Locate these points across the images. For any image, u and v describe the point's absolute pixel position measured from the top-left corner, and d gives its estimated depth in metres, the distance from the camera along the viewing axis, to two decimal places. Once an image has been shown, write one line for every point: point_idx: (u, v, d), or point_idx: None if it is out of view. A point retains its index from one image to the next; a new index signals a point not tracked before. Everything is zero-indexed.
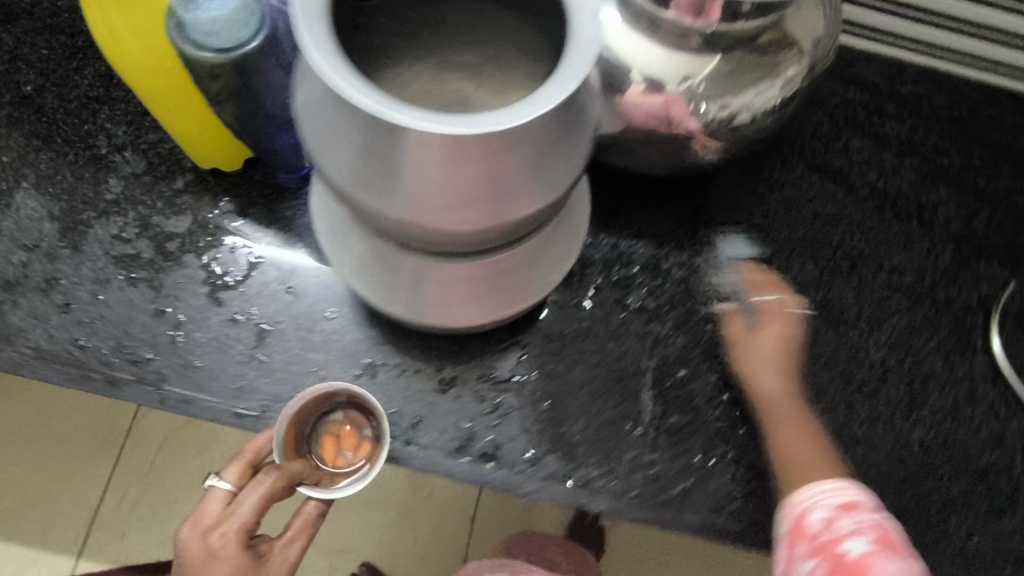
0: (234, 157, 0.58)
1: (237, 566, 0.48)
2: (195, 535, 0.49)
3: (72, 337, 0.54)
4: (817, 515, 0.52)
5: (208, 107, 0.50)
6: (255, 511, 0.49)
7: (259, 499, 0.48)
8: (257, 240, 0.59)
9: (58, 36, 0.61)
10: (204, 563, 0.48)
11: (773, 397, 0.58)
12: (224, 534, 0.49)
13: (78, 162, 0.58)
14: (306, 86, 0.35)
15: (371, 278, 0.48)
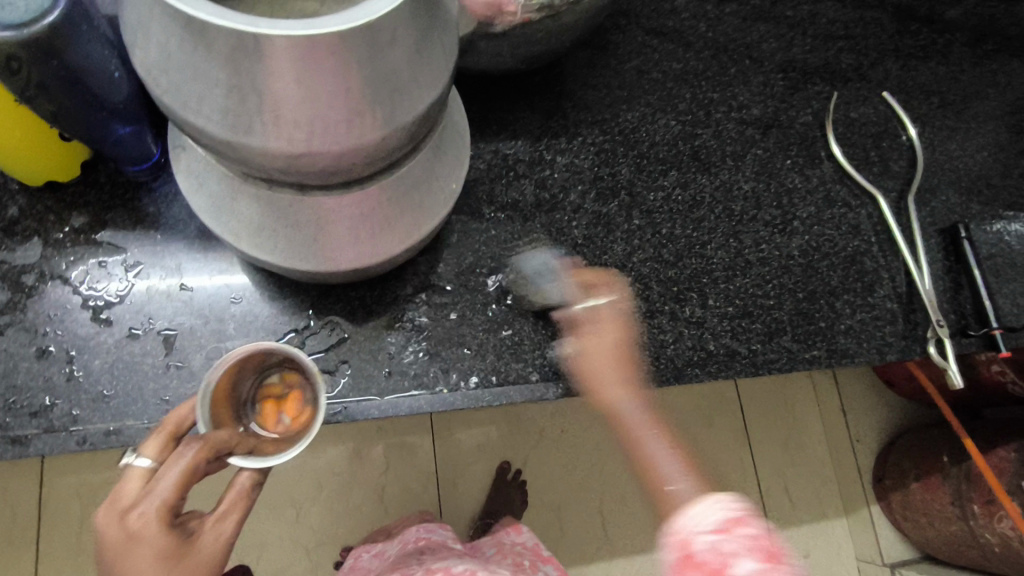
0: (70, 163, 0.52)
1: (162, 549, 0.39)
2: (110, 518, 0.39)
3: None
4: (708, 538, 0.42)
5: (22, 107, 0.45)
6: (182, 484, 0.40)
7: (184, 470, 0.40)
8: (127, 247, 0.54)
9: None
10: (123, 550, 0.39)
11: (622, 418, 0.52)
12: (144, 514, 0.39)
13: None
14: (143, 35, 0.32)
15: (274, 240, 0.45)
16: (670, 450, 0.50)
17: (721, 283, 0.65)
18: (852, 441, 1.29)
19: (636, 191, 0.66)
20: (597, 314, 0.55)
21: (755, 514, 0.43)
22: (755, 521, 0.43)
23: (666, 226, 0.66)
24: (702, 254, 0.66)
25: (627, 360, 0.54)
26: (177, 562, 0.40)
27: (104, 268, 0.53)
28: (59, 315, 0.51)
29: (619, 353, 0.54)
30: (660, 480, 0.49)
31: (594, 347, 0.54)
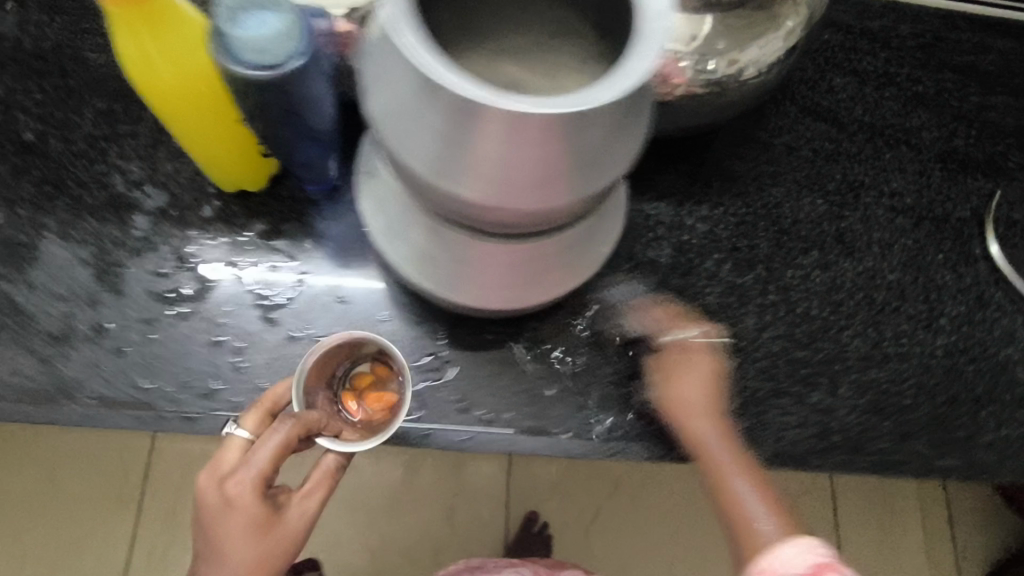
0: (259, 174, 0.58)
1: (253, 515, 0.48)
2: (212, 482, 0.48)
3: (132, 380, 0.54)
4: (777, 563, 0.47)
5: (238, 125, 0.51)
6: (271, 461, 0.48)
7: (276, 446, 0.48)
8: (297, 255, 0.59)
9: (48, 79, 0.61)
10: (219, 512, 0.48)
11: (710, 461, 0.55)
12: (240, 482, 0.48)
13: (97, 205, 0.58)
14: (382, 86, 0.36)
15: (434, 270, 0.49)
16: (756, 484, 0.54)
17: (853, 373, 0.63)
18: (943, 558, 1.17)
19: (774, 267, 0.65)
20: (687, 347, 0.58)
21: (840, 564, 0.47)
22: None
23: (802, 305, 0.64)
24: (836, 339, 0.64)
25: (714, 390, 0.57)
26: (263, 524, 0.49)
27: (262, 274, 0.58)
28: (225, 311, 0.57)
29: (706, 393, 0.57)
30: (742, 507, 0.53)
31: (682, 365, 0.57)
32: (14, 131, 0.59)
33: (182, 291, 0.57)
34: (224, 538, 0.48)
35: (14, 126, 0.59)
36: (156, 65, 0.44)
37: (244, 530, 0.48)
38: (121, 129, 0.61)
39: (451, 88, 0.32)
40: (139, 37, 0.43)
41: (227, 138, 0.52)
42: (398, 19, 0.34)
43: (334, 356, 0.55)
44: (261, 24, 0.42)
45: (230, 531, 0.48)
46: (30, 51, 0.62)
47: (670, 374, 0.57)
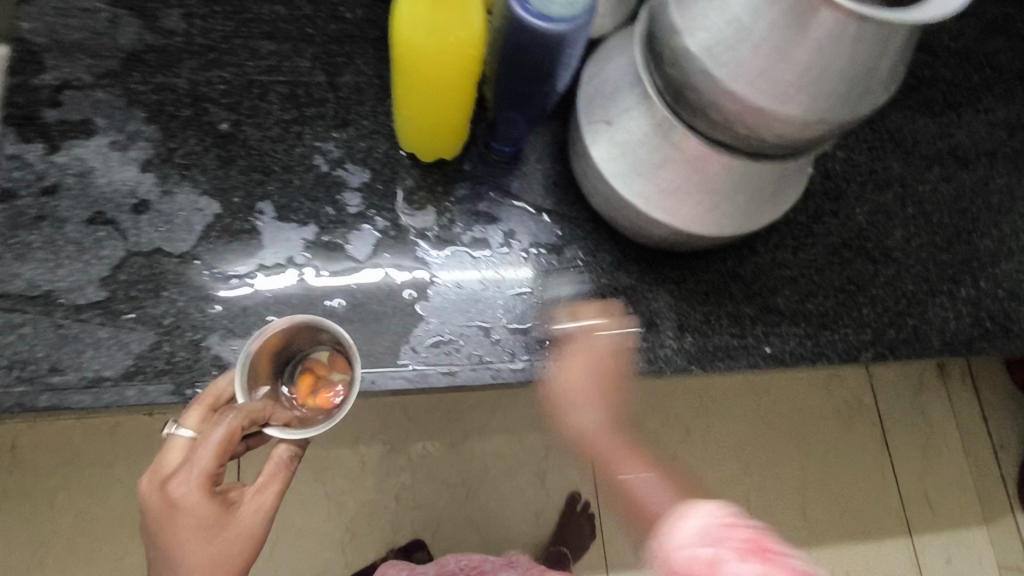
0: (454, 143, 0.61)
1: (203, 516, 0.44)
2: (153, 487, 0.44)
3: (381, 346, 0.56)
4: (695, 525, 0.45)
5: (460, 93, 0.54)
6: (219, 455, 0.44)
7: (217, 443, 0.44)
8: (500, 215, 0.62)
9: (227, 68, 0.62)
10: (166, 517, 0.43)
11: (593, 436, 0.55)
12: (184, 483, 0.44)
13: (307, 186, 0.60)
14: (718, 19, 0.40)
15: (682, 203, 0.53)
16: (601, 403, 0.55)
17: (988, 268, 0.71)
18: (996, 448, 1.26)
19: (907, 183, 0.73)
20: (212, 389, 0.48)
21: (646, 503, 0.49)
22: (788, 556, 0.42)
23: (936, 215, 0.72)
24: (969, 240, 0.72)
25: None
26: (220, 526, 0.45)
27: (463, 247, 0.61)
28: (445, 279, 0.59)
29: (600, 373, 0.56)
30: (645, 494, 0.51)
31: None
32: (209, 121, 0.60)
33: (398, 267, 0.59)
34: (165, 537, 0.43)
35: (208, 117, 0.60)
36: (423, 30, 0.47)
37: (192, 536, 0.44)
38: (308, 112, 0.62)
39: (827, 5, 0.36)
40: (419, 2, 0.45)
41: (447, 109, 0.55)
42: None
43: (280, 347, 0.52)
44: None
45: (177, 538, 0.43)
46: (203, 43, 0.62)
47: None
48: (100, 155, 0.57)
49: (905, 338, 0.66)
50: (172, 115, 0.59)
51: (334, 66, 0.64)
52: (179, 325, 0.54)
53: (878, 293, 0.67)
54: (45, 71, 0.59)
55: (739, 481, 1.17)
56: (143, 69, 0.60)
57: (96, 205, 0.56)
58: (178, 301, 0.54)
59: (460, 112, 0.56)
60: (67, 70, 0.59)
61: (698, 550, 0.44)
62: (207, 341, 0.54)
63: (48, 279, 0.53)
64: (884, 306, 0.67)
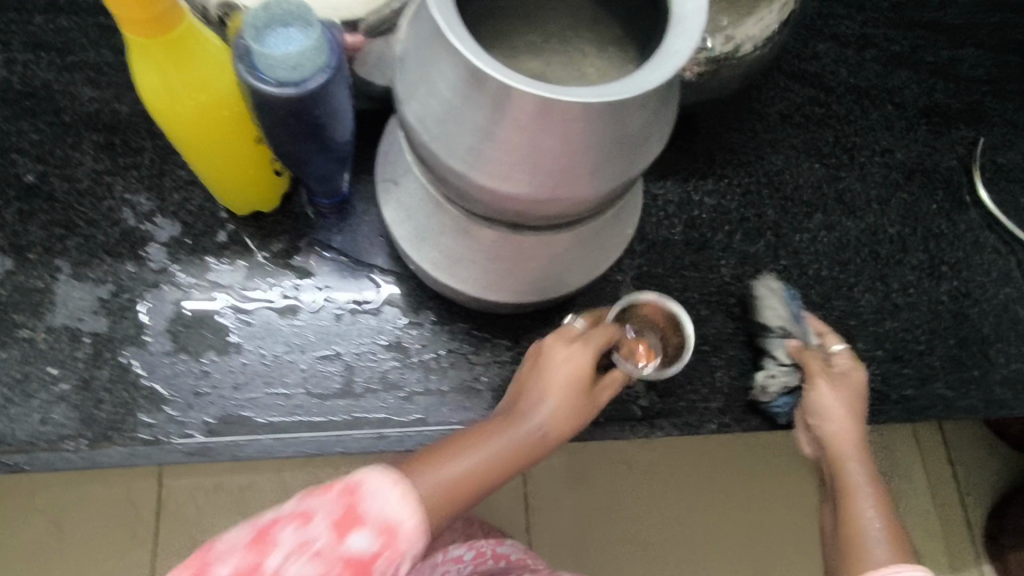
0: (270, 197, 0.58)
1: (502, 425, 0.49)
2: (512, 399, 0.52)
3: (170, 416, 0.53)
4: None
5: (252, 148, 0.51)
6: (563, 383, 0.50)
7: (566, 364, 0.50)
8: (318, 271, 0.59)
9: (41, 117, 0.60)
10: (506, 421, 0.49)
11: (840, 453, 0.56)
12: (533, 400, 0.50)
13: (110, 241, 0.57)
14: (424, 94, 0.36)
15: (469, 271, 0.49)
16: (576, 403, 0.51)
17: (868, 327, 0.65)
18: (961, 494, 1.16)
19: (782, 233, 0.67)
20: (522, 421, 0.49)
21: None
22: None
23: (813, 267, 0.67)
24: (849, 296, 0.66)
25: None
26: (498, 428, 0.49)
27: (272, 285, 0.58)
28: (249, 342, 0.56)
29: (844, 404, 0.56)
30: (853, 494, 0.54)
31: None
32: (14, 174, 0.58)
33: (198, 307, 0.57)
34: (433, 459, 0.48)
35: (14, 169, 0.58)
36: (178, 96, 0.44)
37: (496, 445, 0.48)
38: (122, 161, 0.60)
39: (513, 85, 0.33)
40: (158, 69, 0.42)
41: (241, 161, 0.51)
42: (449, 27, 0.34)
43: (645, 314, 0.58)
44: (284, 41, 0.41)
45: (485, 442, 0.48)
46: (19, 90, 0.60)
47: None
48: None
49: (762, 406, 0.61)
50: None
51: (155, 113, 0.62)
52: None
53: (737, 355, 0.62)
54: None
55: (687, 523, 1.08)
56: None
57: None
58: None
59: (261, 168, 0.53)
60: None
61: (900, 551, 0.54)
62: None
63: None
64: (741, 370, 0.62)
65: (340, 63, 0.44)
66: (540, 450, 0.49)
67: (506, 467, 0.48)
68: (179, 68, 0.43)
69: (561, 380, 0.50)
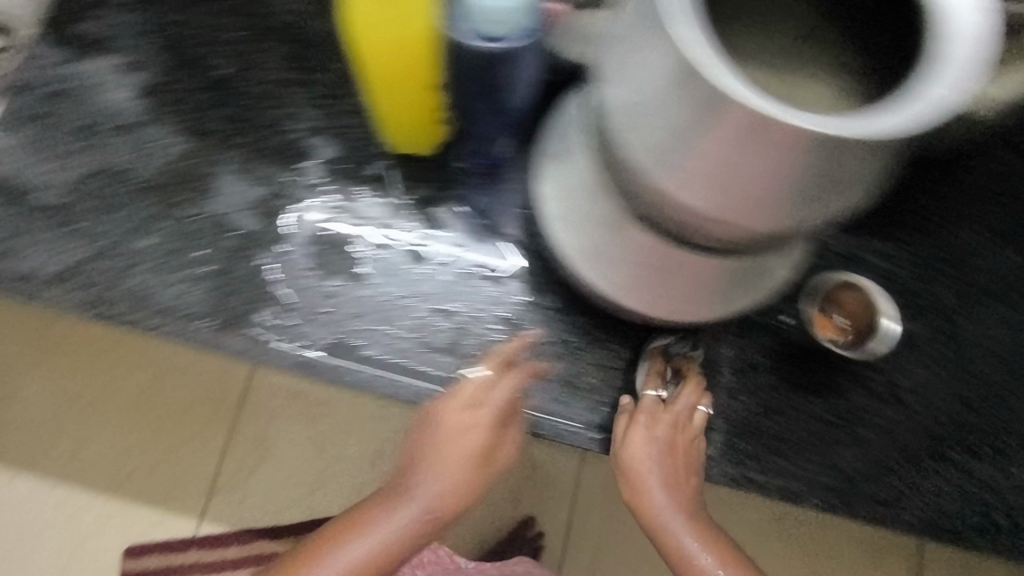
0: (432, 140, 0.58)
1: (619, 460, 0.55)
2: (611, 425, 0.55)
3: (288, 325, 0.56)
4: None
5: (429, 90, 0.50)
6: (653, 435, 0.55)
7: (658, 421, 0.55)
8: (455, 226, 0.59)
9: (243, 17, 0.63)
10: (619, 446, 0.55)
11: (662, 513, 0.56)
12: (647, 430, 0.55)
13: (275, 148, 0.60)
14: (632, 82, 0.35)
15: (612, 270, 0.47)
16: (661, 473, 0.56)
17: (1003, 457, 0.57)
18: None
19: (951, 318, 0.60)
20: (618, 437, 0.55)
21: None
22: None
23: (976, 365, 0.59)
24: (1011, 408, 0.58)
25: None
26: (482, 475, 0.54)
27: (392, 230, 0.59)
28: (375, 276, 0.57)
29: (668, 442, 0.55)
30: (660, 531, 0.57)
31: None
32: (209, 65, 0.62)
33: (317, 230, 0.58)
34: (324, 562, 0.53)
35: (210, 61, 0.62)
36: (377, 27, 0.44)
37: (624, 479, 0.55)
38: (303, 75, 0.62)
39: (738, 95, 0.31)
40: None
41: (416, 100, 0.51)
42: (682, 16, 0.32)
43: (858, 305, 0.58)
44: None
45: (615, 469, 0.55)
46: None
47: None
48: (105, 72, 0.61)
49: (879, 497, 0.56)
50: (181, 51, 0.62)
51: None
52: (115, 245, 0.56)
53: (864, 435, 0.57)
54: None
55: None
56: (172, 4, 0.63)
57: (86, 118, 0.59)
58: (122, 224, 0.57)
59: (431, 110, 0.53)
60: None
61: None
62: (133, 268, 0.56)
63: (26, 172, 0.58)
64: (864, 452, 0.56)
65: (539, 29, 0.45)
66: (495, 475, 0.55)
67: (466, 500, 0.54)
68: (391, 9, 0.43)
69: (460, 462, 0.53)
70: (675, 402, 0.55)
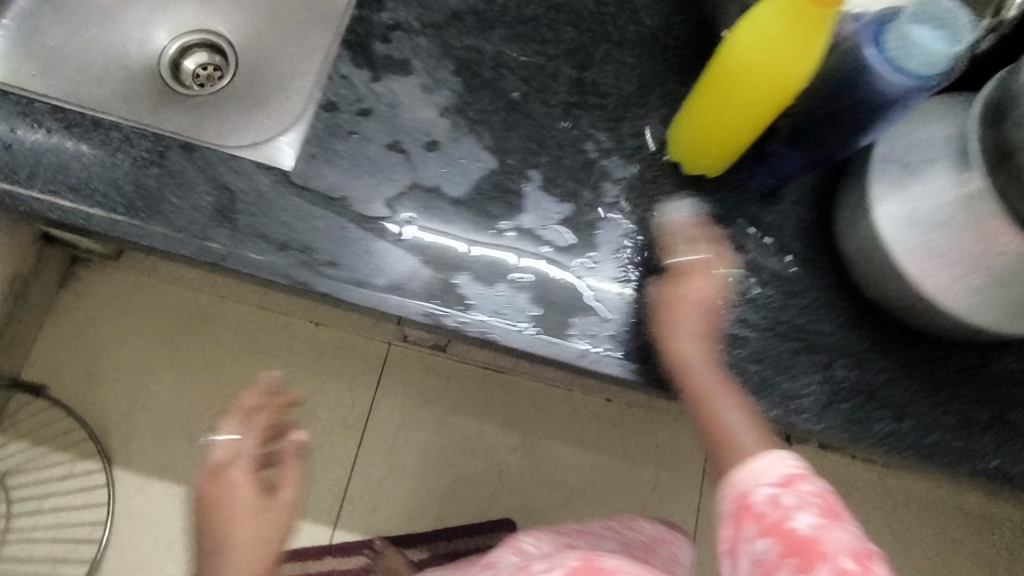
0: (721, 165, 0.62)
1: (690, 301, 0.55)
2: (679, 278, 0.56)
3: (606, 333, 0.59)
4: (766, 491, 0.45)
5: (756, 121, 0.55)
6: (704, 300, 0.55)
7: (709, 288, 0.55)
8: (744, 243, 0.63)
9: (529, 43, 0.67)
10: (686, 303, 0.55)
11: (686, 372, 0.54)
12: (703, 292, 0.56)
13: (574, 167, 0.63)
14: None
15: (946, 265, 0.51)
16: (706, 349, 0.55)
17: None
18: None
19: None
20: (692, 272, 0.56)
21: (817, 475, 0.46)
22: (809, 481, 0.45)
23: None
24: None
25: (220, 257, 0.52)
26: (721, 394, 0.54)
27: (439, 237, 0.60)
28: None
29: (704, 310, 0.55)
30: (722, 441, 0.51)
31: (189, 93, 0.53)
32: (504, 88, 0.65)
33: (490, 254, 0.60)
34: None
35: (503, 83, 0.65)
36: (756, 49, 0.50)
37: (690, 322, 0.55)
38: (590, 100, 0.65)
39: None
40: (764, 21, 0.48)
41: (736, 126, 0.56)
42: None
43: None
44: (927, 36, 0.46)
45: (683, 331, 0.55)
46: (515, 16, 0.67)
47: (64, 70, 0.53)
48: (408, 92, 0.63)
49: None
50: (475, 73, 0.65)
51: (622, 63, 0.67)
52: (440, 258, 0.59)
53: None
54: (381, 10, 0.65)
55: None
56: (461, 28, 0.66)
57: (396, 136, 0.62)
58: (443, 236, 0.60)
59: (743, 138, 0.58)
60: (400, 12, 0.66)
61: (758, 543, 0.44)
62: (458, 280, 0.59)
63: (347, 187, 0.60)
64: None
65: (922, 91, 0.49)
66: (698, 393, 0.54)
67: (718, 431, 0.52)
68: (797, 29, 0.47)
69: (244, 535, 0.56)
70: (680, 262, 0.57)
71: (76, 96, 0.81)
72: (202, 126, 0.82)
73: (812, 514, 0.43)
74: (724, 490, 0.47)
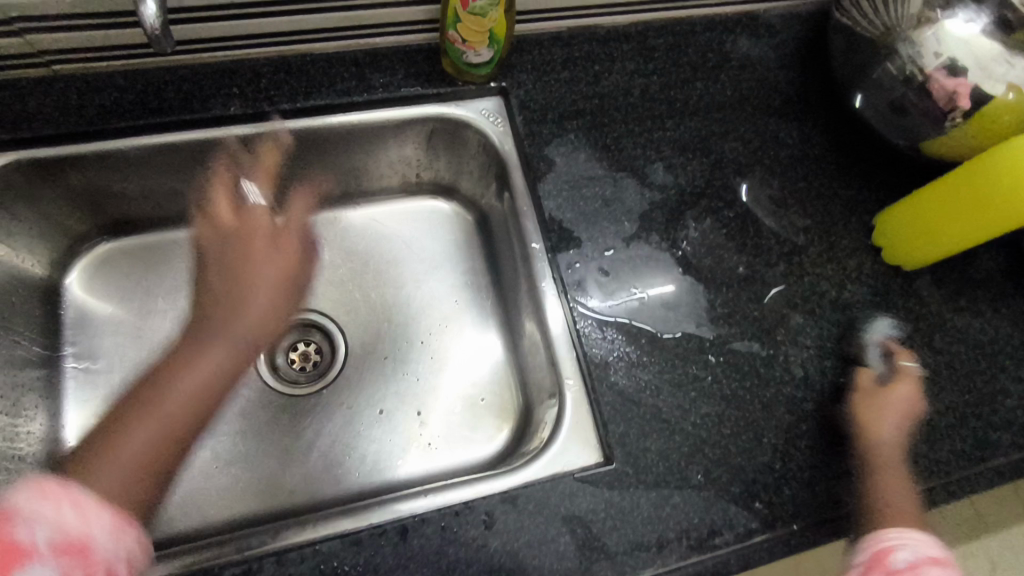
0: (916, 261, 0.65)
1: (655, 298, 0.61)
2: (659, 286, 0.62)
3: (944, 453, 0.61)
4: (906, 556, 0.49)
5: (979, 228, 0.59)
6: (660, 309, 0.61)
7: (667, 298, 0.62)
8: (981, 308, 0.67)
9: (720, 212, 0.66)
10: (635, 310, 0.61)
11: (653, 376, 0.59)
12: (663, 293, 0.62)
13: (826, 312, 0.64)
14: None
15: None
16: (661, 344, 0.60)
17: None
18: None
19: None
20: (648, 277, 0.62)
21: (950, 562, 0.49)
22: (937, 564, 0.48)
23: None
24: None
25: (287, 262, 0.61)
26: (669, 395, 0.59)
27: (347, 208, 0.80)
28: (963, 378, 0.64)
29: (666, 302, 0.61)
30: (665, 409, 0.58)
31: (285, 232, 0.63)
32: (730, 267, 0.64)
33: (785, 407, 0.60)
34: (667, 435, 0.57)
35: (727, 263, 0.64)
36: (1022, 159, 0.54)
37: (653, 330, 0.60)
38: (798, 241, 0.66)
39: None
40: None
41: (956, 226, 0.60)
42: None
43: None
44: None
45: (648, 310, 0.61)
46: (692, 190, 0.65)
47: (263, 315, 0.58)
48: (658, 316, 0.61)
49: None
50: (699, 267, 0.63)
51: (799, 192, 0.68)
52: (790, 467, 0.58)
53: None
54: (581, 246, 0.62)
55: None
56: (658, 227, 0.63)
57: (678, 368, 0.60)
58: (777, 444, 0.59)
59: (954, 240, 0.61)
60: (598, 239, 0.62)
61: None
62: (817, 477, 0.58)
63: (673, 447, 0.57)
64: None
65: None
66: (661, 389, 0.59)
67: (675, 401, 0.59)
68: None
69: (272, 281, 0.59)
70: (644, 262, 0.62)
71: (211, 459, 0.69)
72: (366, 415, 0.73)
73: (923, 561, 0.48)
74: (865, 545, 0.51)
